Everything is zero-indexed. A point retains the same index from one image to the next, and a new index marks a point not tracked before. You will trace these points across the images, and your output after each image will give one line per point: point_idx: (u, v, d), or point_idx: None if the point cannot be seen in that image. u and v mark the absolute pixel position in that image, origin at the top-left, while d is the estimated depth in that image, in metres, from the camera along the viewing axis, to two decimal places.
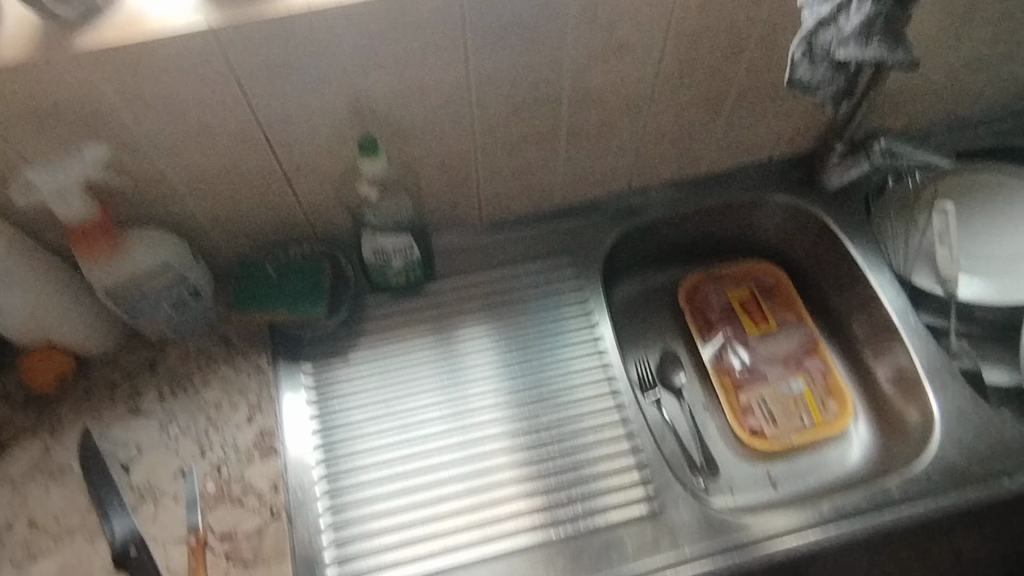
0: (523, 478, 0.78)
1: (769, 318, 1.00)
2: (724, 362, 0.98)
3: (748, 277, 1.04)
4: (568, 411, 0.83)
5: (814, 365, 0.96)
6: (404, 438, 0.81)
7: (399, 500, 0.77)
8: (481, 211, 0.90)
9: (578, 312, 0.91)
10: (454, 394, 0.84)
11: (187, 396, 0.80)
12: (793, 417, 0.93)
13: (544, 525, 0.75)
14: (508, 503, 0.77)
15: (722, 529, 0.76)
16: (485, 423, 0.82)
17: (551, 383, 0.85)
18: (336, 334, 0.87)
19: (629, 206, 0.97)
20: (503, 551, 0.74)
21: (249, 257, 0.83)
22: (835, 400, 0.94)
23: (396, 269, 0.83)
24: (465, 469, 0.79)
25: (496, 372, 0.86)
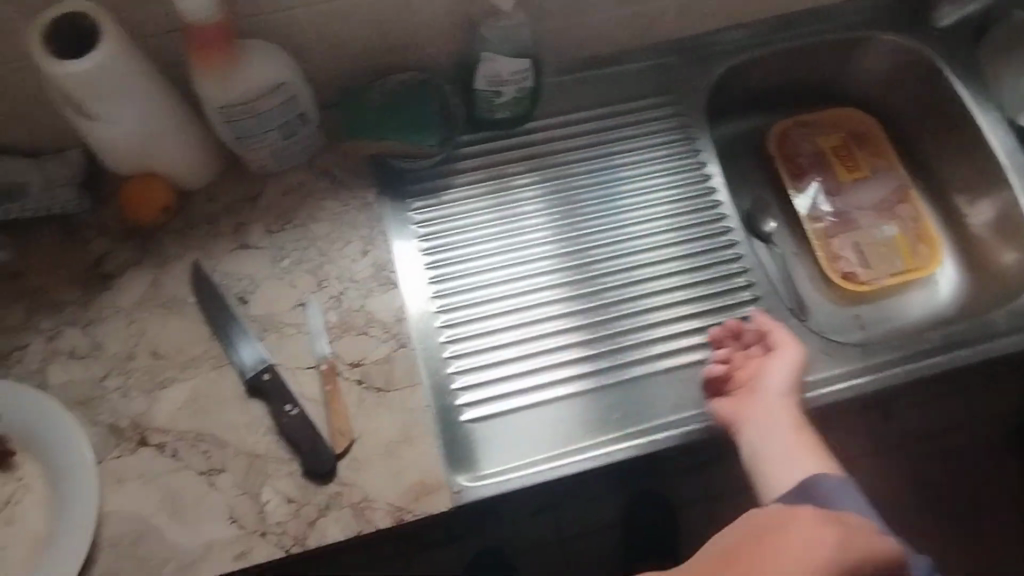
0: (605, 322, 0.79)
1: (860, 165, 0.99)
2: (815, 209, 0.97)
3: (838, 124, 1.01)
4: (656, 257, 0.84)
5: (905, 211, 0.96)
6: (473, 282, 0.80)
7: (509, 335, 0.78)
8: (584, 40, 0.86)
9: (687, 154, 0.90)
10: (514, 241, 0.83)
11: (295, 230, 0.77)
12: (885, 261, 0.94)
13: (608, 369, 0.77)
14: (581, 345, 0.78)
15: (838, 356, 0.79)
16: (542, 270, 0.82)
17: (616, 231, 0.84)
18: (439, 171, 0.84)
19: (729, 43, 0.93)
20: (567, 395, 0.75)
21: (350, 85, 0.79)
22: (925, 244, 0.94)
23: (506, 99, 0.79)
24: (544, 311, 0.79)
25: (563, 219, 0.84)
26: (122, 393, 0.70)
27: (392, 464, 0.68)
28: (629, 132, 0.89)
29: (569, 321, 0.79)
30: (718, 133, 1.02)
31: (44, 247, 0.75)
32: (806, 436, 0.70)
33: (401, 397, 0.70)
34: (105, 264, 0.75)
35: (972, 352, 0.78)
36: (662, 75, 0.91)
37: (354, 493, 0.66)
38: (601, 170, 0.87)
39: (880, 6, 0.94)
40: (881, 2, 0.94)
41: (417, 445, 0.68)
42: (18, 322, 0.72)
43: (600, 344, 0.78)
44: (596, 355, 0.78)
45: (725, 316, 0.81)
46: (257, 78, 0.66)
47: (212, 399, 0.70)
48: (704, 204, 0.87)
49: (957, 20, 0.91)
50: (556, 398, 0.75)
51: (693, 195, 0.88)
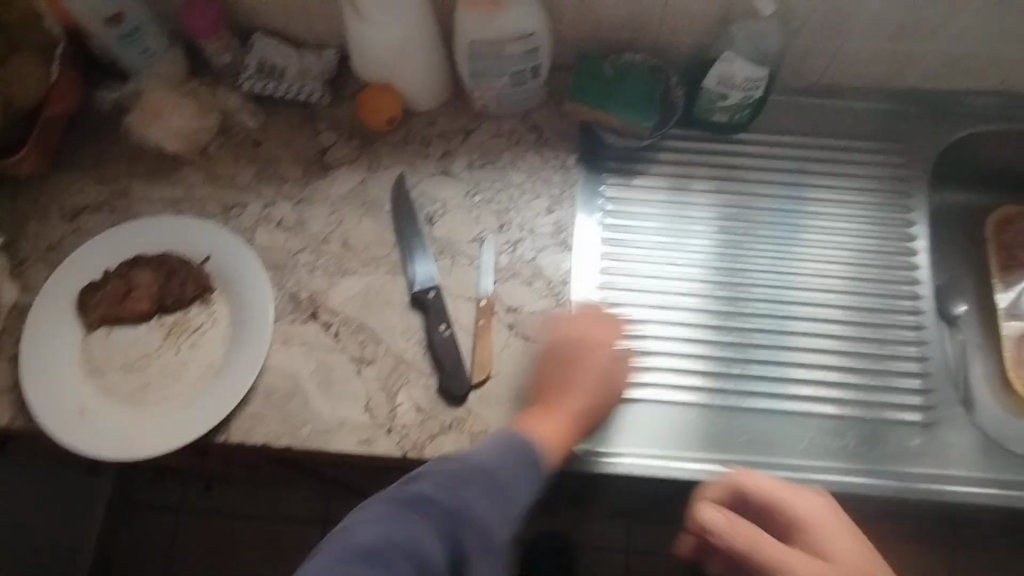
0: (743, 344, 0.78)
1: None
2: (1018, 306, 0.90)
3: None
4: (824, 299, 0.81)
5: None
6: (638, 267, 0.81)
7: (650, 328, 0.78)
8: (827, 67, 0.83)
9: (896, 207, 0.86)
10: (690, 241, 0.83)
11: (493, 171, 0.82)
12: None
13: (719, 388, 0.76)
14: (714, 360, 0.77)
15: (1007, 459, 0.74)
16: (708, 278, 0.81)
17: (789, 262, 0.82)
18: (641, 154, 0.85)
19: (981, 108, 0.87)
20: (674, 400, 0.75)
21: (586, 53, 0.82)
22: None
23: (729, 103, 0.79)
24: (688, 316, 0.79)
25: (739, 234, 0.83)
26: (309, 269, 0.78)
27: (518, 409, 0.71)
28: (838, 169, 0.86)
29: (720, 334, 0.78)
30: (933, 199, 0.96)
31: (282, 126, 0.85)
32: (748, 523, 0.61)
33: (545, 352, 0.73)
34: (325, 155, 0.83)
35: None
36: (896, 123, 0.87)
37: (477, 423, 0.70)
38: (797, 199, 0.85)
39: None
40: None
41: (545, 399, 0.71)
42: (244, 184, 0.82)
43: (744, 367, 0.77)
44: (737, 377, 0.76)
45: (888, 381, 0.77)
46: (510, 22, 0.70)
47: (380, 299, 0.77)
48: (899, 263, 0.83)
49: None
50: (668, 402, 0.75)
51: (889, 252, 0.84)
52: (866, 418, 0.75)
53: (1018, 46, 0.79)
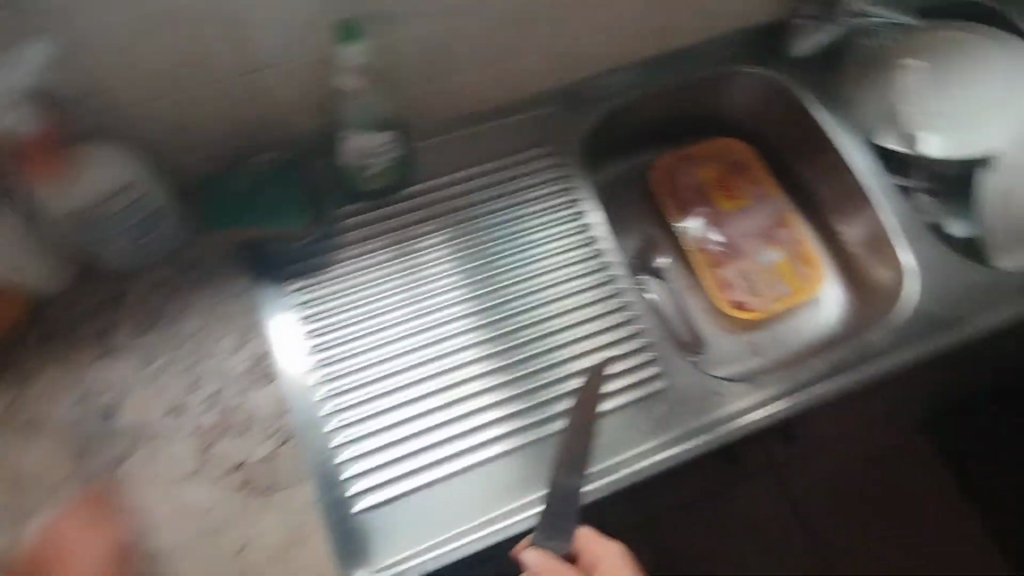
0: (511, 380, 0.77)
1: (739, 194, 1.02)
2: (704, 240, 0.99)
3: (717, 155, 1.03)
4: (556, 306, 0.82)
5: (786, 235, 0.99)
6: (375, 355, 0.77)
7: (416, 408, 0.75)
8: (455, 101, 0.85)
9: (564, 202, 0.89)
10: (416, 307, 0.80)
11: (163, 329, 0.73)
12: (771, 287, 0.96)
13: (520, 429, 0.75)
14: (491, 409, 0.76)
15: (729, 396, 0.78)
16: (449, 334, 0.79)
17: (514, 285, 0.83)
18: (317, 246, 0.81)
19: (598, 88, 0.93)
20: (479, 461, 0.72)
21: (213, 172, 0.78)
22: (807, 266, 0.98)
23: (375, 173, 0.77)
24: (448, 378, 0.77)
25: (459, 278, 0.83)
26: None
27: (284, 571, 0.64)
28: (508, 186, 0.88)
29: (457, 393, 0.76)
30: (604, 176, 1.03)
31: None
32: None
33: (287, 497, 0.67)
34: None
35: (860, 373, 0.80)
36: (539, 127, 0.91)
37: None
38: (481, 231, 0.85)
39: (741, 37, 0.96)
40: (742, 35, 0.96)
41: (306, 546, 0.65)
42: None
43: (490, 414, 0.75)
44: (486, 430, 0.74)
45: (623, 364, 0.80)
46: (95, 179, 0.64)
47: None
48: (590, 252, 0.86)
49: (812, 48, 0.95)
50: (471, 467, 0.72)
51: (578, 246, 0.86)
52: (618, 408, 0.77)
53: (598, 30, 0.86)
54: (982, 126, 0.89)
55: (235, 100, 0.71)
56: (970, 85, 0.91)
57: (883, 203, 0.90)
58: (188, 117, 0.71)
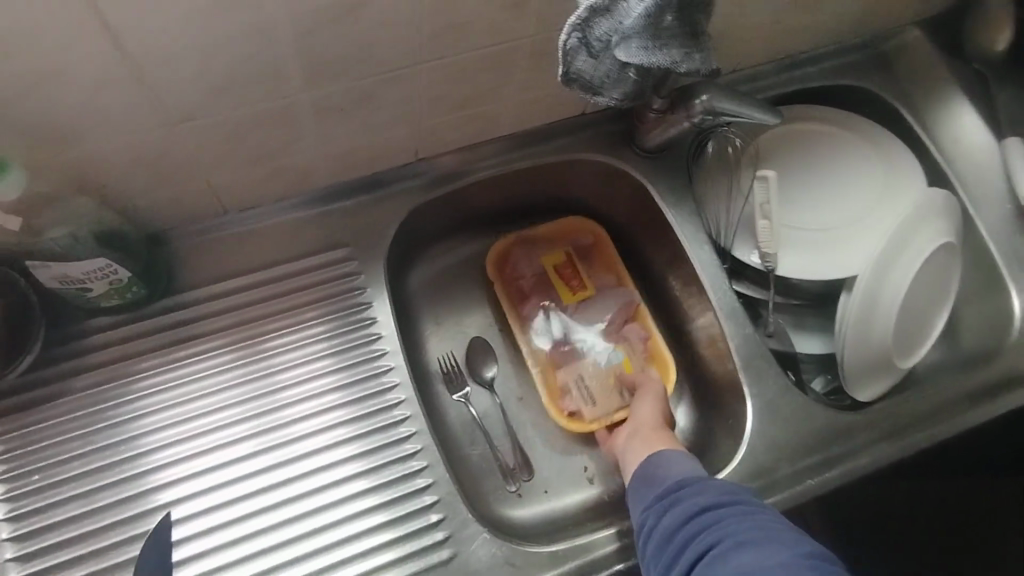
0: (387, 500, 0.67)
1: (586, 283, 0.89)
2: (539, 336, 0.87)
3: (565, 238, 0.91)
4: (382, 431, 0.70)
5: (634, 330, 0.87)
6: (221, 481, 0.66)
7: (278, 535, 0.65)
8: (221, 202, 0.70)
9: (358, 318, 0.75)
10: (265, 421, 0.69)
11: None
12: (612, 393, 0.84)
13: (409, 553, 0.66)
14: (373, 533, 0.66)
15: (519, 572, 0.65)
16: (310, 448, 0.69)
17: (347, 402, 0.71)
18: (35, 381, 0.67)
19: (417, 176, 0.79)
20: None
21: None
22: (655, 367, 0.85)
23: (101, 293, 0.64)
24: (316, 500, 0.66)
25: (303, 386, 0.71)
26: None
27: None
28: (298, 297, 0.74)
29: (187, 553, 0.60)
30: (434, 265, 0.90)
31: None
32: None
33: None
34: None
35: None
36: (336, 222, 0.77)
37: None
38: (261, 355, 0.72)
39: (586, 122, 0.83)
40: (589, 119, 0.83)
41: None
42: None
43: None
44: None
45: (398, 529, 0.66)
46: None
47: None
48: (377, 386, 0.72)
49: (668, 140, 0.82)
50: None
51: (368, 377, 0.72)
52: None
53: (400, 128, 0.69)
54: (839, 244, 0.80)
55: None
56: (826, 194, 0.82)
57: (733, 329, 0.78)
58: None
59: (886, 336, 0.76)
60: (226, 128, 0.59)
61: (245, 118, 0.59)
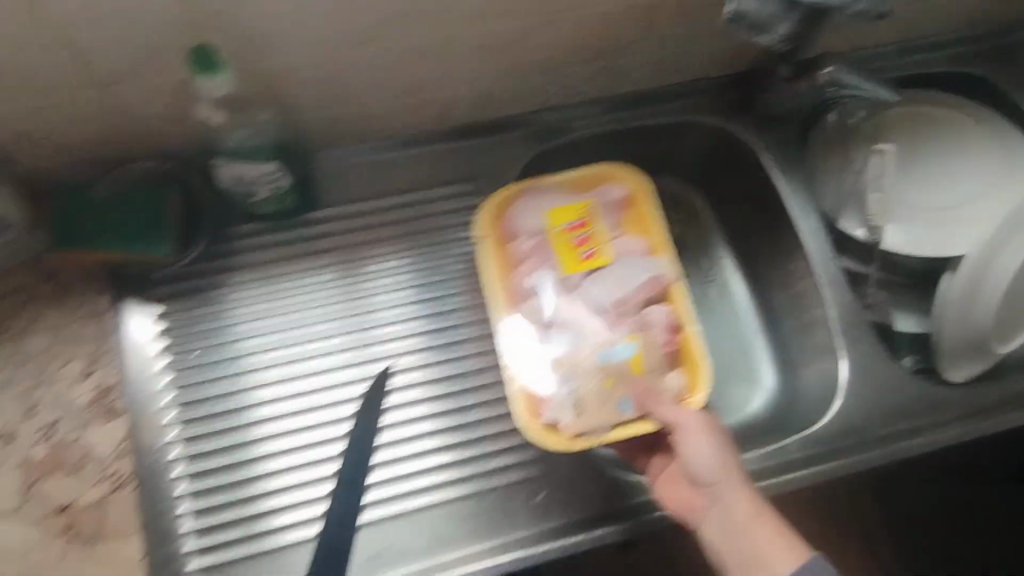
0: (492, 416, 0.73)
1: (608, 233, 0.75)
2: (590, 257, 0.74)
3: (593, 181, 0.77)
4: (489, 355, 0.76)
5: (658, 314, 0.71)
6: (333, 381, 0.73)
7: (386, 434, 0.71)
8: (369, 128, 0.76)
9: (479, 250, 0.80)
10: (373, 335, 0.75)
11: (6, 343, 0.67)
12: (570, 399, 0.68)
13: (515, 465, 0.71)
14: (479, 443, 0.72)
15: (617, 494, 0.70)
16: (412, 363, 0.75)
17: (455, 325, 0.77)
18: (194, 269, 0.74)
19: (542, 122, 0.84)
20: (465, 495, 0.69)
21: (76, 180, 0.68)
22: (681, 370, 0.70)
23: (263, 198, 0.70)
24: (415, 409, 0.73)
25: (413, 306, 0.77)
26: None
27: None
28: (421, 225, 0.80)
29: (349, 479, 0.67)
30: None
31: None
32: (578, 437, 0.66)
33: (111, 551, 0.62)
34: None
35: (770, 486, 0.74)
36: (464, 159, 0.83)
37: None
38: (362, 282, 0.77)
39: (708, 87, 0.87)
40: (711, 83, 0.87)
41: None
42: None
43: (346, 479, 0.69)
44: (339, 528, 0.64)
45: (505, 441, 0.72)
46: None
47: None
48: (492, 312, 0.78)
49: (783, 110, 0.85)
50: (461, 499, 0.69)
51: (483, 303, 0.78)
52: (488, 490, 0.70)
53: (539, 74, 0.74)
54: (948, 223, 0.81)
55: (96, 112, 0.61)
56: (938, 174, 0.83)
57: (834, 298, 0.81)
58: (30, 125, 0.61)
59: (992, 319, 0.76)
60: (396, 56, 0.65)
61: (416, 48, 0.65)
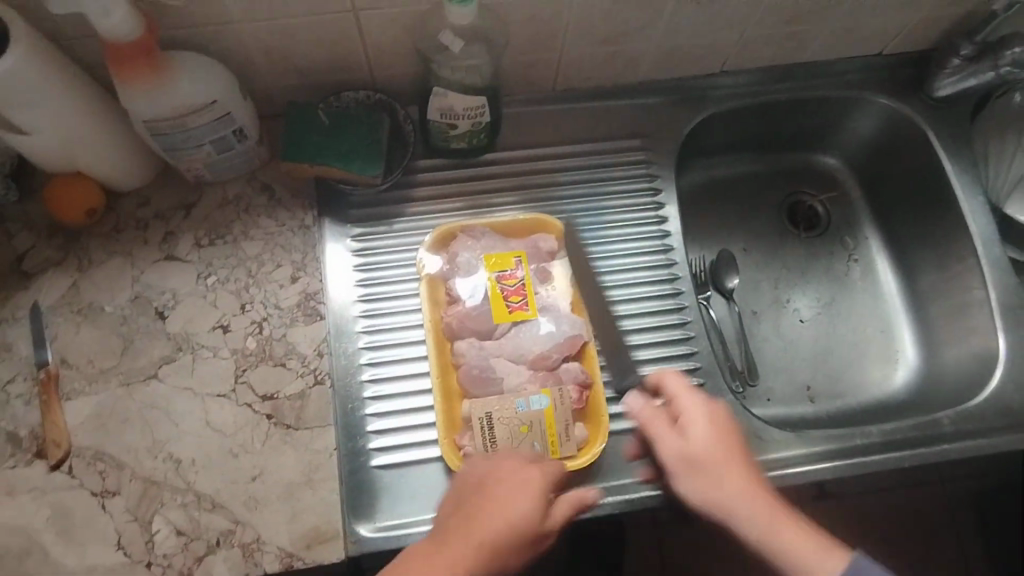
0: (654, 359, 0.77)
1: (528, 298, 0.74)
2: (525, 309, 0.74)
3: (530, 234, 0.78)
4: (654, 301, 0.80)
5: (570, 372, 0.71)
6: None
7: None
8: (556, 76, 0.80)
9: (647, 204, 0.84)
10: None
11: (225, 245, 0.74)
12: (519, 444, 0.67)
13: None
14: (639, 382, 0.76)
15: (766, 444, 0.74)
16: None
17: (623, 270, 0.81)
18: (385, 197, 0.79)
19: (713, 86, 0.87)
20: (627, 429, 0.73)
21: (299, 102, 0.75)
22: (583, 425, 0.70)
23: (460, 133, 0.75)
24: None
25: (584, 248, 0.81)
26: (25, 402, 0.67)
27: (289, 506, 0.66)
28: (594, 173, 0.84)
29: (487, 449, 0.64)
30: (693, 176, 0.97)
31: None
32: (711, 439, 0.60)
33: (309, 437, 0.68)
34: (23, 262, 0.72)
35: (924, 453, 0.74)
36: (636, 115, 0.86)
37: (246, 533, 0.64)
38: (445, 226, 0.76)
39: (879, 64, 0.88)
40: (882, 60, 0.88)
41: (316, 490, 0.66)
42: None
43: None
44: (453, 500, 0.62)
45: None
46: (182, 91, 0.61)
47: (116, 417, 0.68)
48: (659, 262, 0.82)
49: (957, 91, 0.85)
50: (624, 431, 0.73)
51: (651, 253, 0.82)
52: None
53: (727, 32, 0.77)
54: None
55: (335, 38, 0.67)
56: None
57: (995, 280, 0.81)
58: (279, 43, 0.66)
59: None
60: (610, 3, 0.68)
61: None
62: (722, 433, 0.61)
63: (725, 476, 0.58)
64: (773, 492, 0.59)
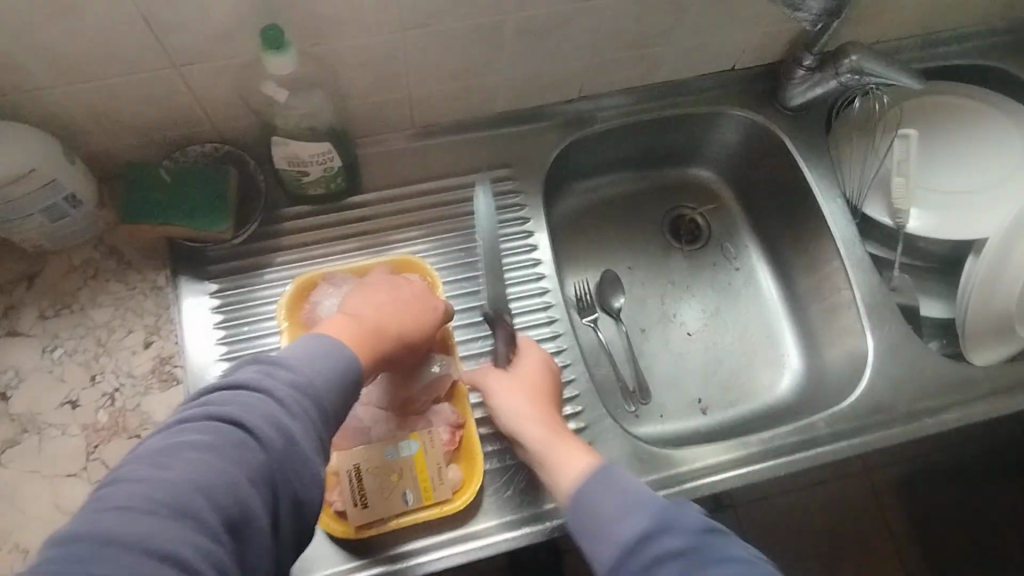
0: None
1: None
2: None
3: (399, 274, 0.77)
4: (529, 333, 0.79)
5: (440, 413, 0.70)
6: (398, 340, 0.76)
7: None
8: (412, 114, 0.80)
9: (518, 233, 0.84)
10: None
11: (72, 315, 0.71)
12: (391, 494, 0.66)
13: None
14: None
15: (648, 465, 0.73)
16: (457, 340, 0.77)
17: None
18: (245, 249, 0.77)
19: (577, 112, 0.88)
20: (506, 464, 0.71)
21: (143, 161, 0.73)
22: (459, 465, 0.69)
23: (313, 180, 0.74)
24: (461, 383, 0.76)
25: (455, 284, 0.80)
26: None
27: None
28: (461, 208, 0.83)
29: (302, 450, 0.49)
30: (573, 201, 0.98)
31: None
32: (537, 402, 0.67)
33: None
34: None
35: (802, 459, 0.74)
36: (501, 146, 0.86)
37: None
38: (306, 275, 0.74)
39: (735, 79, 0.90)
40: (737, 75, 0.90)
41: None
42: None
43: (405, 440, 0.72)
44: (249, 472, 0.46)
45: None
46: None
47: None
48: (533, 291, 0.81)
49: (809, 100, 0.88)
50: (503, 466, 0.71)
51: (523, 283, 0.82)
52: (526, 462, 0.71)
53: (574, 59, 0.78)
54: (976, 207, 0.83)
55: (162, 95, 0.65)
56: (964, 164, 0.85)
57: (859, 280, 0.83)
58: (102, 104, 0.64)
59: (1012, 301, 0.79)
60: (441, 39, 0.68)
61: (462, 32, 0.68)
62: (526, 382, 0.69)
63: (512, 399, 0.68)
64: (543, 403, 0.67)
